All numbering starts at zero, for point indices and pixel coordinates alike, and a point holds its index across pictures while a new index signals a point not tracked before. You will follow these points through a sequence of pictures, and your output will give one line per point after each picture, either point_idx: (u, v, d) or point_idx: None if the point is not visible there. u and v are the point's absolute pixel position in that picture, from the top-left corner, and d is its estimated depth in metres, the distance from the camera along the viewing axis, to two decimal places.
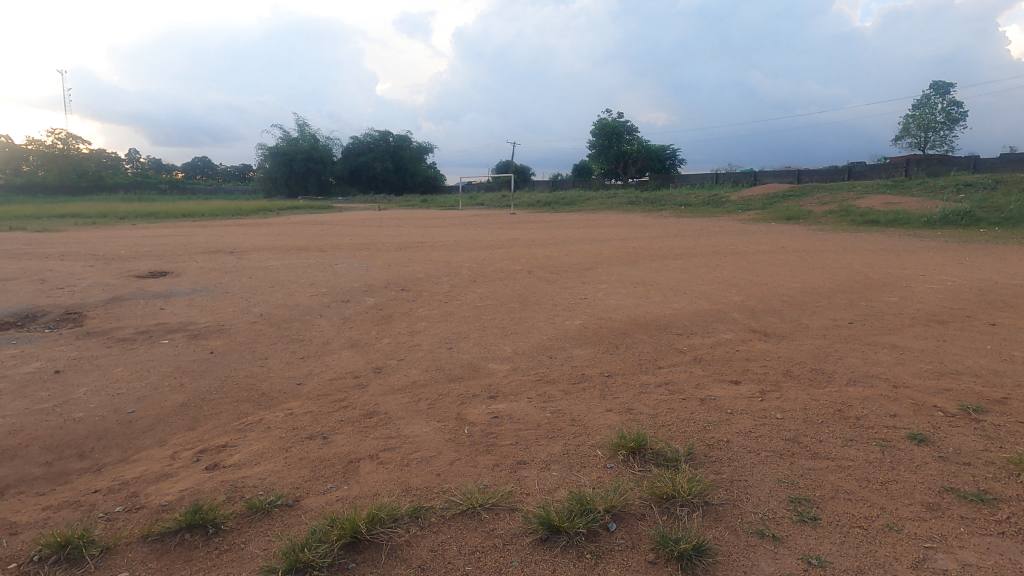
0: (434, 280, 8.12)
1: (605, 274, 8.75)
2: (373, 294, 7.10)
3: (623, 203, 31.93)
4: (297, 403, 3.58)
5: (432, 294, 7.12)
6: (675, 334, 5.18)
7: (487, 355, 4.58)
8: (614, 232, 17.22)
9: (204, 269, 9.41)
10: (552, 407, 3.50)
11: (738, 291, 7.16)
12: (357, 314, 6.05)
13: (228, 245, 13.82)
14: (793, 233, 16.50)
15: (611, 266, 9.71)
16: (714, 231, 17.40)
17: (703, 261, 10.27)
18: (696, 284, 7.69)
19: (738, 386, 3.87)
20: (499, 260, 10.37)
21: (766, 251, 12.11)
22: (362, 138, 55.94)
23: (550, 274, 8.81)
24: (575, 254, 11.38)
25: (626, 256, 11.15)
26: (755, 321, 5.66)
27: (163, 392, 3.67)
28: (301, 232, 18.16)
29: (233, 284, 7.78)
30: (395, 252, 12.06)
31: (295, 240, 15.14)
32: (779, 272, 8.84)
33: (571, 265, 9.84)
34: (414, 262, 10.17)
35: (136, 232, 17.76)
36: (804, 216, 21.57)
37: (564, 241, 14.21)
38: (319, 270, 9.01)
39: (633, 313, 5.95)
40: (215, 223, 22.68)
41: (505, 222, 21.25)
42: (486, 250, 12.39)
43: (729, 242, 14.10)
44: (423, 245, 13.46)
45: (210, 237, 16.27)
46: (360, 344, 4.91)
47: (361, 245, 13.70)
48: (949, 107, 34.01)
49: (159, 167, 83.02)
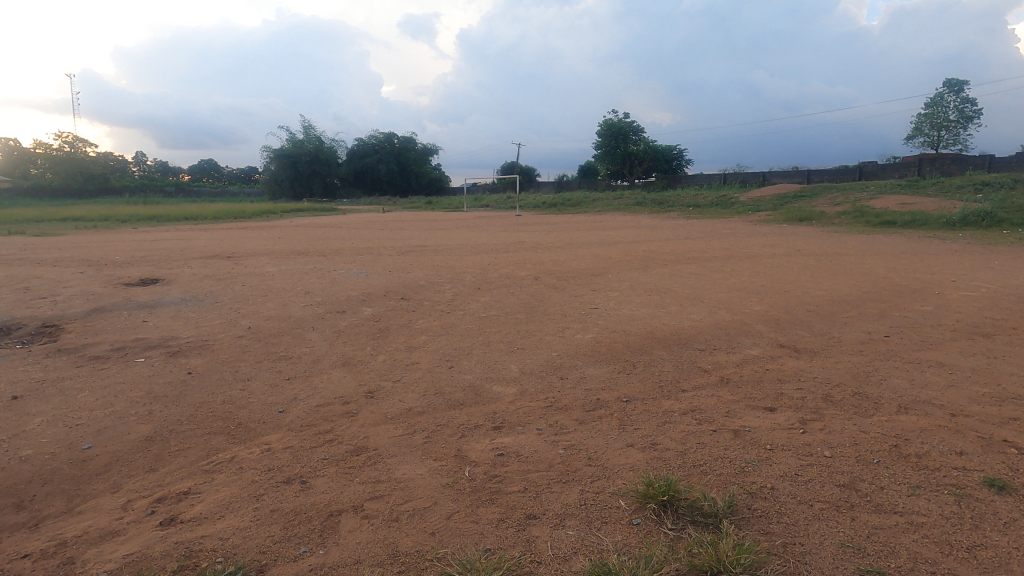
0: (436, 288, 7.72)
1: (615, 281, 8.33)
2: (371, 303, 6.70)
3: (629, 204, 31.51)
4: (275, 436, 3.17)
5: (433, 304, 6.72)
6: (696, 351, 4.75)
7: (491, 376, 4.16)
8: (623, 234, 16.78)
9: (197, 275, 9.05)
10: (565, 441, 3.08)
11: (759, 300, 6.71)
12: (352, 326, 5.64)
13: (227, 249, 13.52)
14: (807, 235, 16.02)
15: (622, 272, 9.29)
16: (725, 233, 16.94)
17: (719, 266, 9.82)
18: (714, 292, 7.25)
19: (775, 415, 3.43)
20: (504, 265, 9.96)
21: (782, 255, 11.64)
22: (366, 140, 55.80)
23: (558, 280, 8.38)
24: (583, 259, 10.95)
25: (637, 260, 10.72)
26: (782, 335, 5.21)
27: (127, 423, 3.27)
28: (303, 235, 17.85)
29: (223, 292, 7.40)
30: (397, 256, 11.68)
31: (296, 244, 14.84)
32: (800, 278, 8.38)
33: (580, 270, 9.41)
34: (416, 267, 9.77)
35: (136, 236, 17.47)
36: (816, 217, 21.08)
37: (571, 245, 13.77)
38: (317, 277, 8.62)
39: (649, 326, 5.51)
40: (217, 226, 22.41)
41: (510, 225, 20.84)
42: (491, 254, 12.00)
43: (742, 245, 13.63)
44: (426, 249, 13.07)
45: (211, 241, 15.96)
46: (353, 362, 4.50)
47: (362, 249, 13.33)
48: (962, 105, 33.35)
49: (165, 170, 83.33)
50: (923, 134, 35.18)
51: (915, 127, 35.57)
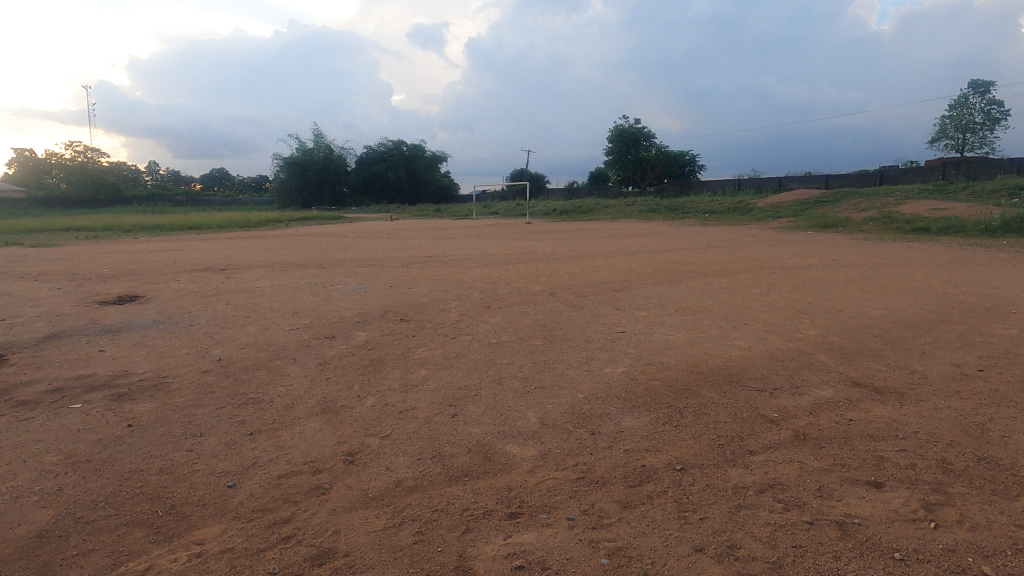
0: (441, 307, 6.89)
1: (640, 297, 7.46)
2: (366, 327, 5.89)
3: (643, 211, 30.63)
4: (214, 530, 2.36)
5: (437, 327, 5.89)
6: (755, 393, 3.88)
7: (504, 431, 3.31)
8: (641, 243, 15.88)
9: (181, 292, 8.28)
10: (608, 543, 2.24)
11: (811, 322, 5.81)
12: (340, 358, 4.81)
13: (223, 261, 12.83)
14: (837, 243, 15.04)
15: (646, 286, 8.42)
16: (749, 241, 16.01)
17: (752, 280, 8.89)
18: (756, 312, 6.38)
19: (885, 495, 2.57)
20: (515, 280, 9.11)
21: (818, 266, 10.70)
22: (375, 147, 55.50)
23: (577, 297, 7.52)
24: (601, 271, 10.09)
25: (660, 273, 9.82)
26: (855, 370, 4.32)
27: (22, 508, 2.48)
28: (306, 245, 17.12)
29: (203, 312, 6.62)
30: (400, 269, 10.87)
31: (296, 254, 14.15)
32: (849, 293, 7.46)
33: (599, 284, 8.55)
34: (419, 282, 8.96)
35: (133, 247, 16.83)
36: (842, 224, 20.10)
37: (587, 255, 12.89)
38: (310, 294, 7.83)
39: (690, 358, 4.65)
40: (221, 235, 21.78)
41: (520, 234, 20.03)
42: (501, 265, 11.20)
43: (771, 254, 12.68)
44: (432, 260, 12.25)
45: (209, 252, 15.26)
46: (334, 408, 3.68)
47: (365, 260, 12.54)
48: (988, 106, 32.19)
49: (177, 179, 83.93)
50: (948, 136, 34.03)
51: (939, 130, 34.44)
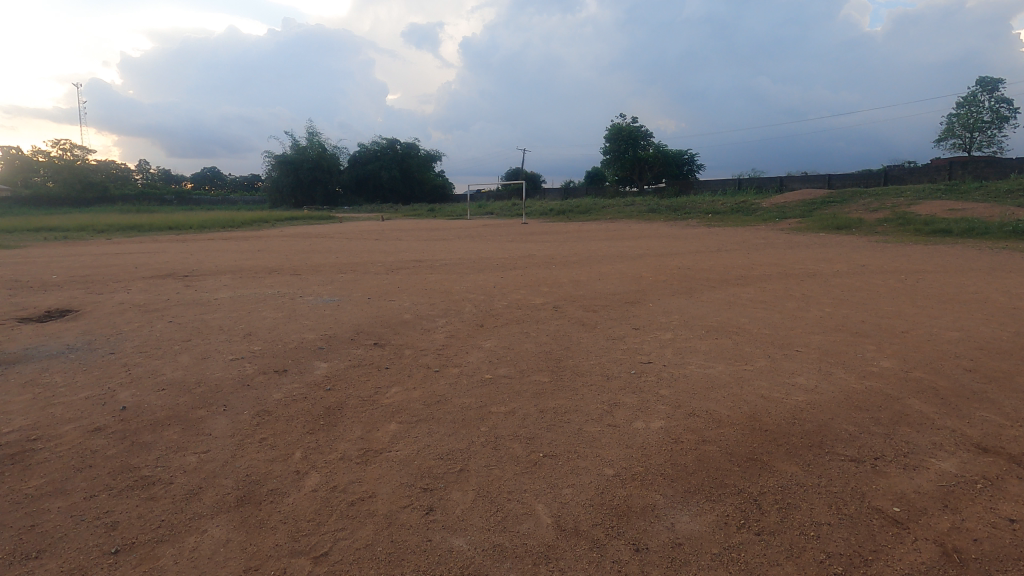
0: (425, 327, 5.74)
1: (660, 313, 6.34)
2: (330, 355, 4.75)
3: (642, 211, 29.61)
4: None
5: (417, 356, 4.76)
6: (851, 466, 2.80)
7: (503, 544, 2.21)
8: (647, 246, 14.78)
9: (123, 304, 7.13)
10: None
11: (879, 350, 4.71)
12: (286, 404, 3.68)
13: (191, 266, 11.68)
14: (857, 246, 13.98)
15: (664, 299, 7.30)
16: (760, 244, 15.01)
17: (783, 290, 7.81)
18: (804, 334, 5.29)
19: None
20: (512, 290, 7.97)
21: (848, 272, 9.63)
22: (368, 146, 54.34)
23: (586, 314, 6.38)
24: (609, 279, 9.00)
25: (676, 282, 8.68)
26: (972, 427, 3.22)
27: None
28: (287, 248, 15.94)
29: (134, 333, 5.45)
30: (385, 276, 9.75)
31: (274, 258, 13.04)
32: (904, 309, 6.38)
33: (609, 296, 7.46)
34: (402, 292, 7.81)
35: (100, 250, 15.62)
36: (855, 225, 19.14)
37: (590, 260, 11.76)
38: (271, 309, 6.66)
39: (745, 406, 3.54)
40: (201, 236, 20.55)
41: (516, 235, 18.95)
42: (497, 271, 10.10)
43: (792, 259, 11.60)
44: (420, 266, 11.08)
45: (180, 255, 14.06)
46: (257, 495, 2.56)
47: (346, 266, 11.36)
48: (996, 105, 31.41)
49: (168, 179, 82.72)
50: (955, 135, 33.15)
51: (946, 129, 33.58)
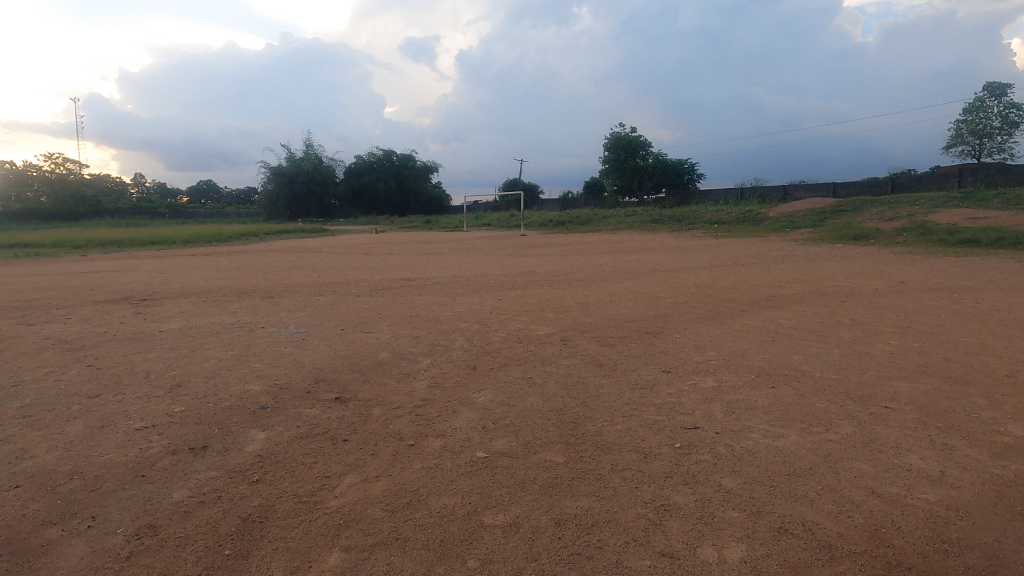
0: (403, 373, 4.59)
1: (692, 348, 5.23)
2: (273, 418, 3.61)
3: (645, 221, 28.59)
4: None
5: (388, 418, 3.63)
6: None
7: None
8: (656, 260, 13.70)
9: (46, 340, 5.97)
10: None
11: (994, 407, 3.58)
12: (187, 512, 2.55)
13: (155, 286, 10.55)
14: (884, 259, 12.92)
15: (690, 327, 6.18)
16: (776, 256, 13.96)
17: (826, 315, 6.72)
18: (881, 380, 4.17)
19: None
20: (510, 316, 6.85)
21: (889, 290, 8.54)
22: (363, 157, 53.45)
23: (601, 351, 5.25)
24: (621, 301, 7.89)
25: (699, 304, 7.59)
26: None
27: None
28: (269, 264, 14.87)
29: (32, 385, 4.29)
30: (367, 299, 8.63)
31: (251, 276, 11.93)
32: (985, 340, 5.27)
33: (626, 325, 6.34)
34: (383, 320, 6.68)
35: (67, 268, 14.50)
36: (872, 235, 18.13)
37: (596, 277, 10.68)
38: (220, 346, 5.51)
39: (857, 514, 2.42)
40: (183, 252, 19.46)
41: (514, 248, 17.89)
42: (492, 292, 9.00)
43: (819, 274, 10.52)
44: (408, 286, 9.96)
45: (151, 273, 12.95)
46: None
47: (327, 286, 10.25)
48: (1006, 110, 30.53)
49: (164, 192, 81.99)
50: (964, 142, 32.29)
51: (953, 136, 32.73)
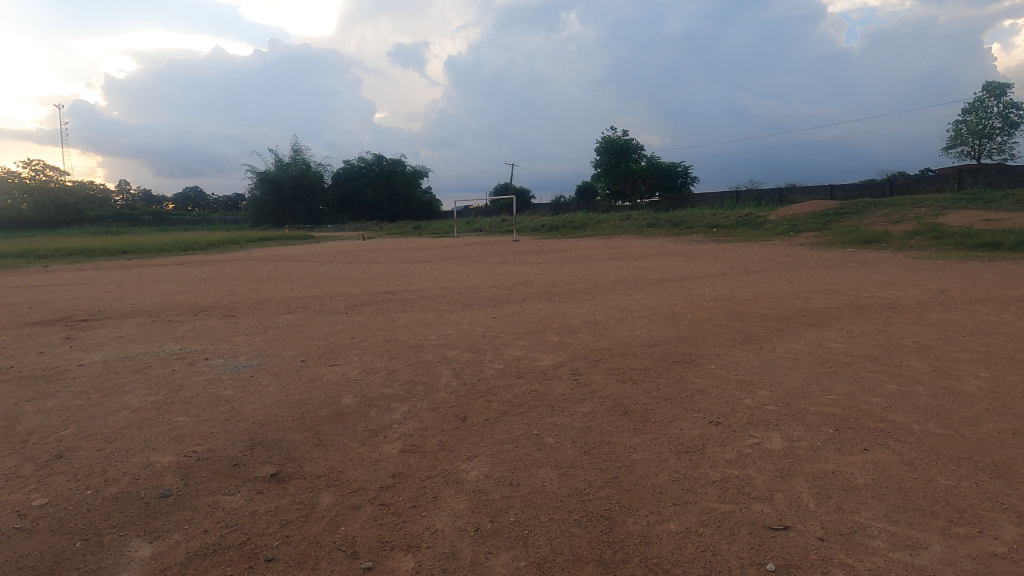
0: (371, 430, 3.50)
1: (736, 387, 4.17)
2: (173, 517, 2.51)
3: (641, 225, 27.66)
4: None
5: (340, 514, 2.55)
6: None
7: None
8: (661, 268, 12.68)
9: None
10: None
11: None
12: None
13: (104, 303, 9.34)
14: (905, 265, 12.01)
15: (725, 355, 5.13)
16: (789, 263, 13.00)
17: (878, 336, 5.70)
18: (1008, 437, 3.14)
19: None
20: (507, 340, 5.77)
21: (931, 302, 7.60)
22: (350, 162, 52.26)
23: (624, 390, 4.18)
24: (634, 319, 6.84)
25: (725, 322, 6.55)
26: None
27: None
28: (242, 275, 13.64)
29: None
30: (342, 317, 7.51)
31: (217, 290, 10.75)
32: None
33: (646, 351, 5.27)
34: (355, 348, 5.56)
35: (19, 281, 13.21)
36: (883, 238, 17.28)
37: (599, 288, 9.63)
38: (143, 388, 4.35)
39: None
40: (154, 262, 18.19)
41: (507, 256, 16.84)
42: (485, 307, 7.92)
43: (845, 283, 9.54)
44: (390, 301, 8.84)
45: (108, 287, 11.73)
46: None
47: (300, 301, 9.11)
48: (1006, 110, 29.94)
49: (148, 199, 80.28)
50: (963, 143, 31.72)
51: (953, 137, 32.15)
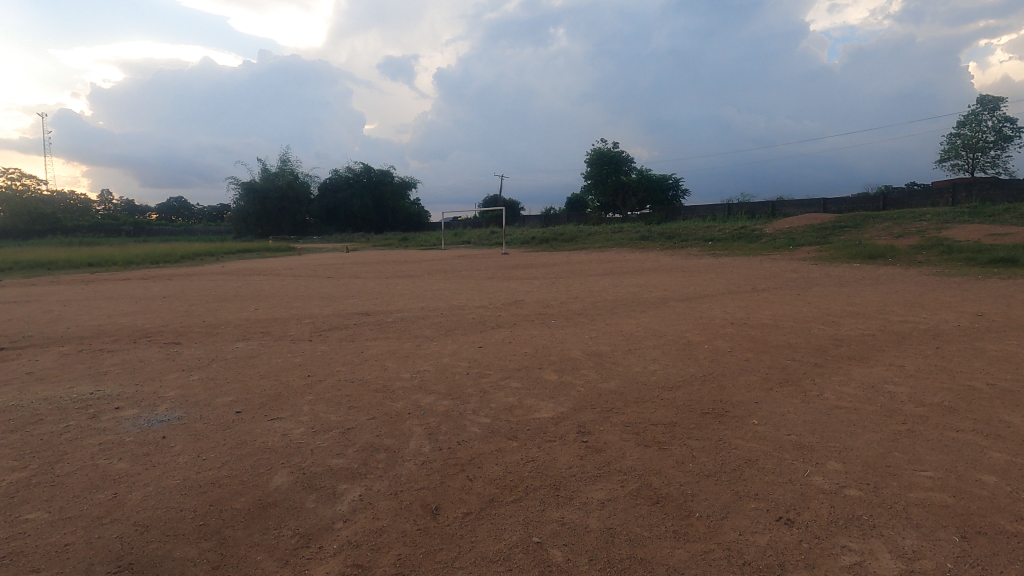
0: (301, 536, 2.45)
1: (798, 457, 3.17)
2: None
3: (634, 238, 26.83)
4: None
5: None
6: None
7: None
8: (662, 284, 11.72)
9: None
10: None
11: None
12: None
13: (33, 327, 8.14)
14: (923, 282, 11.20)
15: (766, 403, 4.13)
16: (797, 279, 12.15)
17: (941, 375, 4.75)
18: None
19: None
20: (496, 380, 4.74)
21: (975, 328, 6.71)
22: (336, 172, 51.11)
23: (650, 459, 3.17)
24: (644, 349, 5.84)
25: (751, 355, 5.57)
26: None
27: None
28: (206, 292, 12.46)
29: None
30: (302, 347, 6.42)
31: (171, 310, 9.59)
32: None
33: (668, 397, 4.26)
34: (308, 393, 4.47)
35: None
36: (887, 253, 16.56)
37: (598, 309, 8.65)
38: (9, 459, 3.26)
39: None
40: (116, 276, 16.90)
41: (496, 270, 15.84)
42: (470, 334, 6.88)
43: (869, 304, 8.64)
44: (363, 324, 7.77)
45: (50, 306, 10.50)
46: None
47: (261, 325, 8.01)
48: (1000, 124, 29.65)
49: (129, 208, 78.27)
50: (958, 156, 31.40)
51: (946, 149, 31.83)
